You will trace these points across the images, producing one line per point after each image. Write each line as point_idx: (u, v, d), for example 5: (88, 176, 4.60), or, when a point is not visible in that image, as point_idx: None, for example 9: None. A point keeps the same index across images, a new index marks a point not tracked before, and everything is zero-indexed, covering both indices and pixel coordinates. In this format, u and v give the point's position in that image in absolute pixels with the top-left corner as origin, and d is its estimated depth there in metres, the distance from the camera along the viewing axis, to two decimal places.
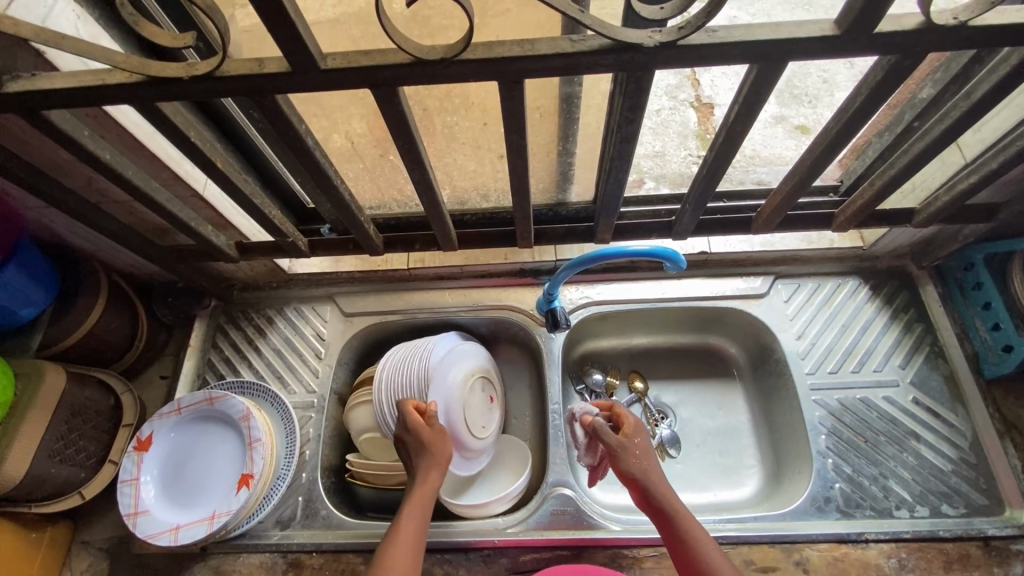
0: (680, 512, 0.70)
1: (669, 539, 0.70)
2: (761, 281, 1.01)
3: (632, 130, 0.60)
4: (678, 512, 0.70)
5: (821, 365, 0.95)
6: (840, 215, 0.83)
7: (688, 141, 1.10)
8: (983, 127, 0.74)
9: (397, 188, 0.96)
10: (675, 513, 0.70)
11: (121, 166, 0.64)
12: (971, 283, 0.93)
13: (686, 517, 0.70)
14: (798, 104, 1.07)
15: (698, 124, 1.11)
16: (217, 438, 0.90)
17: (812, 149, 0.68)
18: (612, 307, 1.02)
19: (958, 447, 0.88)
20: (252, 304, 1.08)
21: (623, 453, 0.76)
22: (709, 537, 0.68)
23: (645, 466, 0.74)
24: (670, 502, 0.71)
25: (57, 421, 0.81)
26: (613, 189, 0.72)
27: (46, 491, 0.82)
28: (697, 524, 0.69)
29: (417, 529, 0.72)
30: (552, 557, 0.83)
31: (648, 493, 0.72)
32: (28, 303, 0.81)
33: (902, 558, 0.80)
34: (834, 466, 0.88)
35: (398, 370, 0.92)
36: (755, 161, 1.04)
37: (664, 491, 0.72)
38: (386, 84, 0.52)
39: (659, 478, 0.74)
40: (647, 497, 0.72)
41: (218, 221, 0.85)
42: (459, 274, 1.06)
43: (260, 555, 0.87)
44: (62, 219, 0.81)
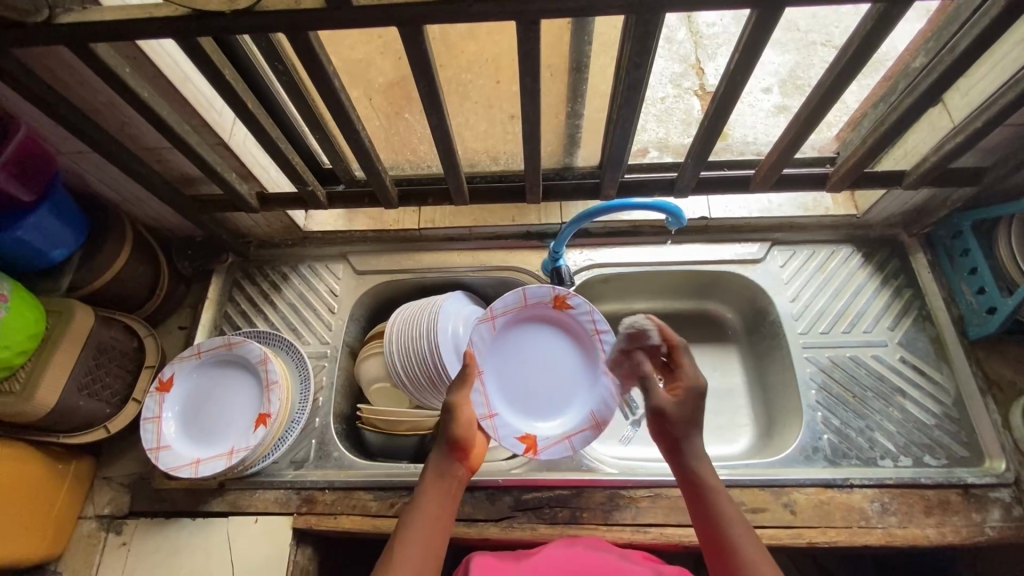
0: (712, 484, 0.69)
1: (699, 514, 0.68)
2: (759, 247, 1.05)
3: (640, 77, 0.64)
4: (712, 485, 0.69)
5: (814, 325, 1.00)
6: (833, 175, 0.89)
7: (691, 128, 1.14)
8: (969, 90, 0.78)
9: (411, 148, 1.01)
10: (710, 488, 0.69)
11: (156, 105, 0.68)
12: (958, 250, 0.96)
13: (716, 496, 0.68)
14: (800, 94, 1.14)
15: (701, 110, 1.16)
16: (213, 409, 0.92)
17: (811, 97, 0.73)
18: (614, 270, 1.06)
19: (941, 402, 0.92)
20: (268, 261, 1.11)
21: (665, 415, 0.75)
22: (739, 516, 0.66)
23: (692, 434, 0.73)
24: (703, 472, 0.70)
25: (84, 356, 0.86)
26: (619, 142, 0.77)
27: (74, 423, 0.86)
28: (727, 500, 0.68)
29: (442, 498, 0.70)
30: (552, 496, 0.87)
31: (685, 460, 0.72)
32: (59, 244, 0.85)
33: (885, 502, 0.85)
34: (822, 419, 0.92)
35: (408, 323, 0.97)
36: (756, 142, 1.08)
37: (698, 462, 0.71)
38: (412, 23, 0.56)
39: (699, 449, 0.73)
40: (682, 463, 0.72)
41: (241, 171, 0.89)
42: (467, 235, 1.09)
43: (276, 491, 0.91)
44: (93, 164, 0.84)
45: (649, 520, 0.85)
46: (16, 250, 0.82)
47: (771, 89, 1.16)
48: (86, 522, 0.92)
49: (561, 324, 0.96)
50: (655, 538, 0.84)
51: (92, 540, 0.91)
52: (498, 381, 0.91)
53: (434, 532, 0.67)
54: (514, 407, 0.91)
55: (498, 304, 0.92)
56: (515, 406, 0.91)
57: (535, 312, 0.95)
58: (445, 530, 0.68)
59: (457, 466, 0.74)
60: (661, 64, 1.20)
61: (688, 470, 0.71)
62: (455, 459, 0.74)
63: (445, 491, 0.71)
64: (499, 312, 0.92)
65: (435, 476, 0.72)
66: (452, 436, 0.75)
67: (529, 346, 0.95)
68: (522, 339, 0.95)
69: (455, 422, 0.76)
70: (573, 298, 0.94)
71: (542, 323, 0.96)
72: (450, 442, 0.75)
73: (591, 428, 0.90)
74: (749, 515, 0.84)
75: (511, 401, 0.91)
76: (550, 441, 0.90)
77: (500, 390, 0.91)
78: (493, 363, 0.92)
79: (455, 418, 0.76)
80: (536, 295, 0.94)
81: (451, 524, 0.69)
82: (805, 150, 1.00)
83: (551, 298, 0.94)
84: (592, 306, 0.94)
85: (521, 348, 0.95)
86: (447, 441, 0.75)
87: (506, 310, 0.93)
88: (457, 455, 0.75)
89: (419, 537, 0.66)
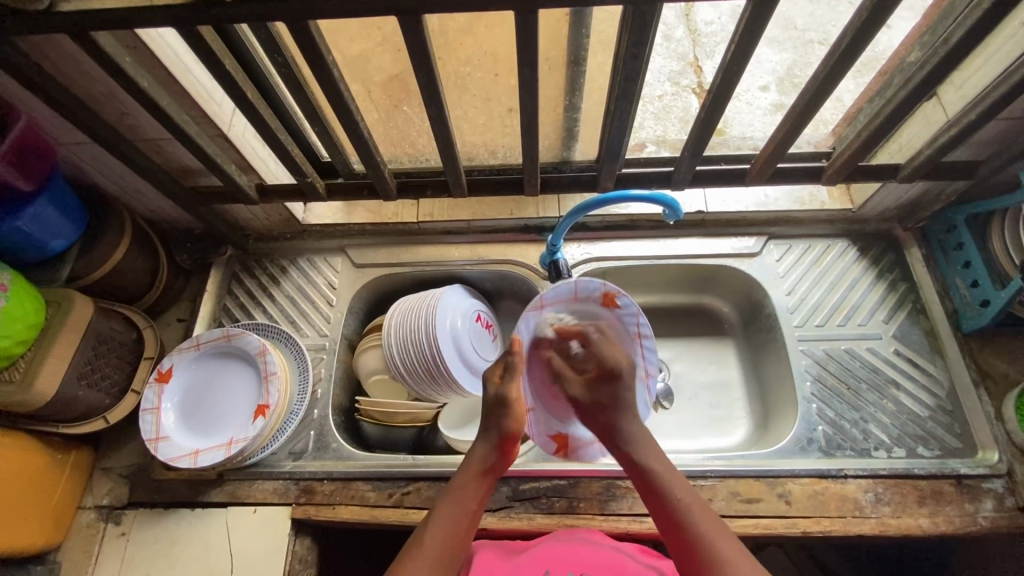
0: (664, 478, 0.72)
1: (651, 500, 0.72)
2: (755, 241, 1.06)
3: (637, 68, 0.66)
4: (658, 473, 0.72)
5: (809, 318, 1.00)
6: (828, 167, 0.89)
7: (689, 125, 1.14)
8: (963, 84, 0.79)
9: (410, 141, 1.01)
10: (658, 475, 0.72)
11: (156, 95, 0.69)
12: (953, 244, 0.97)
13: (665, 480, 0.71)
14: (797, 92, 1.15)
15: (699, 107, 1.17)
16: (232, 398, 0.93)
17: (807, 89, 0.75)
18: (612, 264, 1.07)
19: (935, 394, 0.93)
20: (266, 254, 1.12)
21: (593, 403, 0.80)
22: (690, 495, 0.70)
23: (624, 417, 0.77)
24: (645, 458, 0.74)
25: (84, 346, 0.86)
26: (617, 134, 0.78)
27: (73, 413, 0.87)
28: (675, 481, 0.72)
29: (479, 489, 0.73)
30: (550, 486, 0.88)
31: (626, 447, 0.75)
32: (58, 236, 0.85)
33: (879, 492, 0.86)
34: (817, 410, 0.93)
35: (406, 315, 0.97)
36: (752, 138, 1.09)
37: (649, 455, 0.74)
38: (411, 12, 0.57)
39: (635, 429, 0.77)
40: (624, 450, 0.76)
41: (241, 163, 0.90)
42: (466, 229, 1.10)
43: (274, 482, 0.92)
44: (93, 156, 0.85)
45: (646, 509, 0.86)
46: (16, 241, 0.82)
47: (768, 87, 1.16)
48: (85, 512, 0.93)
49: (606, 324, 0.85)
50: (651, 527, 0.85)
51: (91, 530, 0.91)
52: (536, 379, 0.84)
53: (465, 523, 0.71)
54: (551, 405, 0.86)
55: (548, 292, 0.80)
56: (553, 404, 0.86)
57: (581, 307, 0.84)
58: (474, 519, 0.72)
59: (502, 460, 0.75)
60: (659, 62, 1.21)
61: (634, 460, 0.74)
62: (501, 453, 0.75)
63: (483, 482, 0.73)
64: (549, 303, 0.81)
65: (478, 466, 0.74)
66: (504, 432, 0.74)
67: (570, 341, 0.85)
68: (563, 332, 0.86)
69: (509, 419, 0.75)
70: (623, 298, 0.82)
71: (589, 318, 0.84)
72: (502, 438, 0.75)
73: None
74: (745, 505, 0.85)
75: (548, 399, 0.86)
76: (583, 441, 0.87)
77: (537, 388, 0.85)
78: (529, 358, 0.84)
79: (509, 414, 0.75)
80: (588, 290, 0.82)
81: (481, 513, 0.73)
82: (802, 145, 1.01)
83: (602, 294, 0.82)
84: (641, 310, 0.83)
85: (561, 341, 0.85)
86: (498, 436, 0.75)
87: (556, 301, 0.82)
88: (505, 450, 0.75)
89: (450, 523, 0.70)
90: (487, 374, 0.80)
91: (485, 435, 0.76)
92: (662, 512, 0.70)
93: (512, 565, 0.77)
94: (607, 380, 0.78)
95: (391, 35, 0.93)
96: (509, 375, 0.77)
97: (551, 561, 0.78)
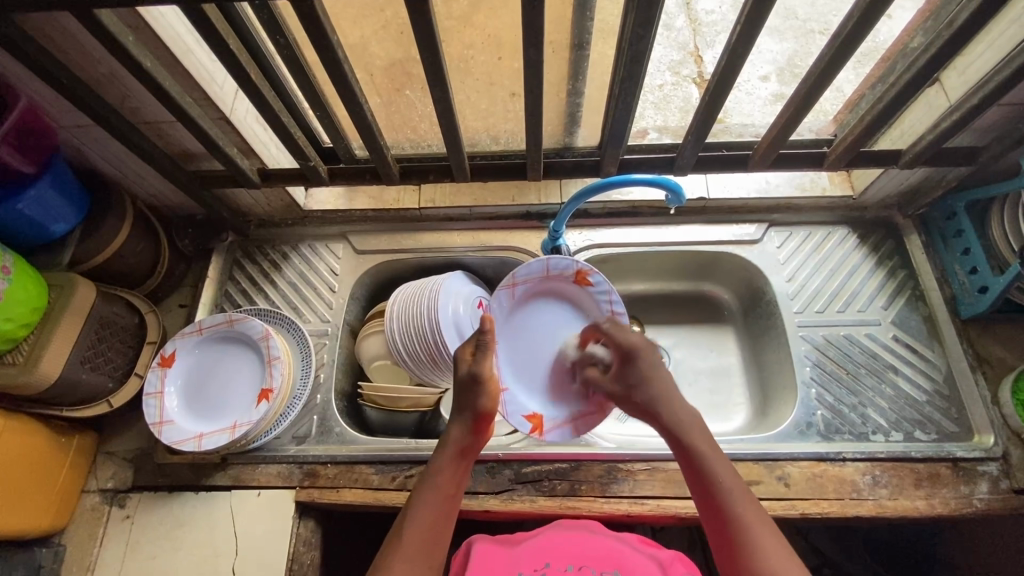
0: (704, 450, 0.67)
1: (695, 481, 0.67)
2: (756, 228, 1.06)
3: (643, 49, 0.66)
4: (705, 451, 0.67)
5: (809, 305, 1.01)
6: (830, 152, 0.90)
7: (688, 115, 1.15)
8: (965, 69, 0.80)
9: (411, 125, 1.01)
10: (697, 449, 0.68)
11: (159, 76, 0.69)
12: (953, 231, 0.98)
13: (710, 461, 0.66)
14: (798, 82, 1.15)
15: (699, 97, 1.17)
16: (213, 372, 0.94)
17: (810, 75, 0.75)
18: (613, 251, 1.07)
19: (933, 379, 0.94)
20: (268, 240, 1.11)
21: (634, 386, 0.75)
22: (732, 474, 0.66)
23: (653, 393, 0.73)
24: (692, 434, 0.69)
25: (86, 330, 0.86)
26: (621, 117, 0.78)
27: (77, 396, 0.87)
28: (721, 461, 0.67)
29: (456, 476, 0.70)
30: (552, 470, 0.89)
31: (669, 423, 0.70)
32: (59, 219, 0.85)
33: (876, 475, 0.87)
34: (817, 395, 0.94)
35: (408, 301, 0.97)
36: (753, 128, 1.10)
37: (680, 420, 0.70)
38: None
39: (678, 405, 0.71)
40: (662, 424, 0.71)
41: (243, 147, 0.89)
42: (468, 215, 1.10)
43: (278, 465, 0.92)
44: (94, 139, 0.85)
45: (646, 492, 0.87)
46: (18, 224, 0.82)
47: (768, 77, 1.16)
48: (89, 496, 0.93)
49: (577, 301, 0.94)
50: (651, 510, 0.86)
51: (96, 513, 0.92)
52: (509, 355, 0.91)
53: (443, 511, 0.68)
54: (527, 386, 0.91)
55: (520, 269, 0.90)
56: (531, 384, 0.91)
57: (555, 283, 0.94)
58: (453, 506, 0.69)
59: (477, 439, 0.73)
60: (659, 51, 1.21)
61: (676, 433, 0.70)
62: (476, 434, 0.73)
63: (459, 469, 0.71)
64: (520, 280, 0.91)
65: (453, 451, 0.71)
66: (478, 410, 0.72)
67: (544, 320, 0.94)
68: (541, 308, 0.94)
69: (484, 396, 0.73)
70: (595, 275, 0.92)
71: (558, 295, 0.94)
72: (476, 415, 0.73)
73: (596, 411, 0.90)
74: (744, 488, 0.86)
75: (523, 378, 0.91)
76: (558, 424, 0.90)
77: (511, 366, 0.91)
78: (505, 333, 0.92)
79: (484, 391, 0.73)
80: (560, 267, 0.92)
81: (461, 498, 0.70)
82: (804, 132, 1.01)
83: (575, 273, 0.92)
84: (611, 287, 0.92)
85: (535, 321, 0.93)
86: (471, 414, 0.72)
87: (528, 278, 0.92)
88: (479, 429, 0.73)
89: (428, 514, 0.67)
90: (458, 351, 0.77)
91: (460, 418, 0.73)
92: (701, 491, 0.66)
93: (511, 554, 0.81)
94: (627, 363, 0.76)
95: (394, 17, 0.90)
96: (481, 354, 0.75)
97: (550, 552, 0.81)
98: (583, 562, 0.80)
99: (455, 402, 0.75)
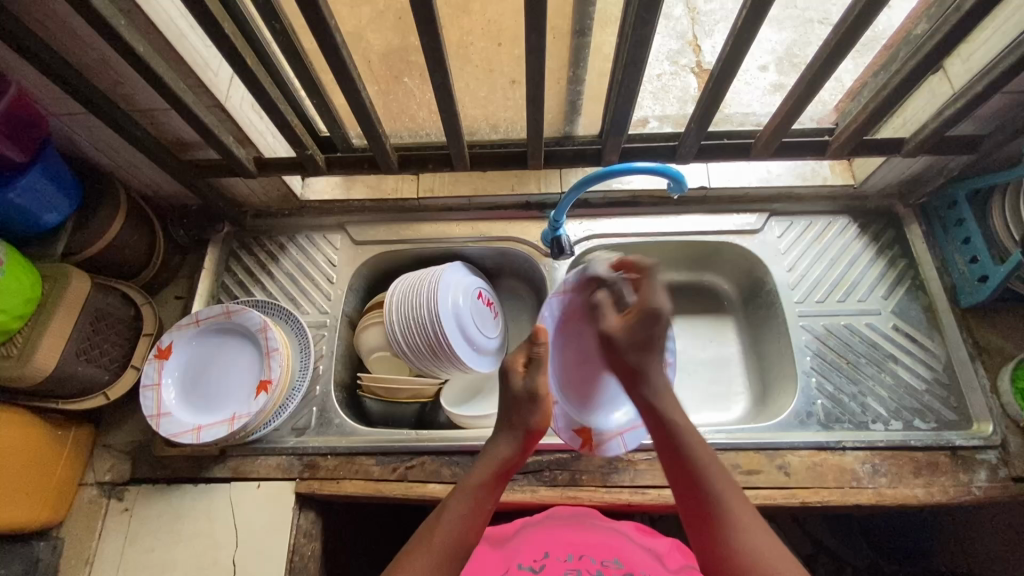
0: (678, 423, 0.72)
1: (666, 451, 0.71)
2: (756, 218, 1.06)
3: (646, 34, 0.65)
4: (678, 423, 0.72)
5: (810, 295, 1.01)
6: (833, 141, 0.89)
7: (688, 104, 1.14)
8: (970, 56, 0.79)
9: (409, 114, 1.00)
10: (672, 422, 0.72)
11: (152, 61, 0.68)
12: (953, 220, 0.98)
13: (682, 432, 0.71)
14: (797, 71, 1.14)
15: (698, 88, 1.16)
16: (236, 379, 0.92)
17: (813, 64, 0.75)
18: (613, 241, 1.06)
19: (932, 368, 0.94)
20: (264, 230, 1.10)
21: (643, 350, 0.74)
22: (699, 438, 0.71)
23: (649, 364, 0.74)
24: (668, 406, 0.73)
25: (82, 321, 0.85)
26: (623, 105, 0.77)
27: (73, 388, 0.86)
28: (691, 431, 0.71)
29: (490, 493, 0.71)
30: (553, 460, 0.89)
31: (649, 394, 0.74)
32: (52, 209, 0.84)
33: (876, 464, 0.88)
34: (817, 384, 0.94)
35: (407, 292, 0.96)
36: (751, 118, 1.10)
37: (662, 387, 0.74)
38: None
39: (659, 381, 0.75)
40: (646, 395, 0.74)
41: (239, 136, 0.88)
42: (467, 205, 1.09)
43: (278, 457, 0.92)
44: (86, 128, 0.83)
45: (647, 481, 0.87)
46: (9, 214, 0.80)
47: (768, 67, 1.15)
48: (87, 489, 0.93)
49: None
50: (652, 499, 0.86)
51: (93, 506, 0.92)
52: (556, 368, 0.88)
53: (478, 520, 0.70)
54: (573, 395, 0.88)
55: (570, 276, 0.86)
56: (576, 394, 0.88)
57: None
58: (486, 518, 0.71)
59: (520, 457, 0.75)
60: (658, 41, 1.19)
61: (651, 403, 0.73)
62: (522, 452, 0.74)
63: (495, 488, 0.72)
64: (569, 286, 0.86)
65: (499, 465, 0.73)
66: (529, 428, 0.74)
67: None
68: None
69: (538, 413, 0.75)
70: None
71: None
72: (526, 433, 0.75)
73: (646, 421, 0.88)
74: (744, 477, 0.87)
75: (570, 388, 0.87)
76: (606, 434, 0.87)
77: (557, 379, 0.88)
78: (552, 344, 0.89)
79: (538, 409, 0.75)
80: None
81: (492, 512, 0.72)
82: (806, 121, 1.01)
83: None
84: None
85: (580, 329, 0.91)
86: (522, 431, 0.75)
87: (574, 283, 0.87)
88: (526, 447, 0.75)
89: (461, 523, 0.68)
90: (509, 361, 0.78)
91: (509, 435, 0.75)
92: (675, 460, 0.70)
93: (508, 551, 0.85)
94: (648, 321, 0.73)
95: None
96: (536, 367, 0.77)
97: (547, 542, 0.84)
98: (582, 551, 0.83)
99: (504, 416, 0.76)
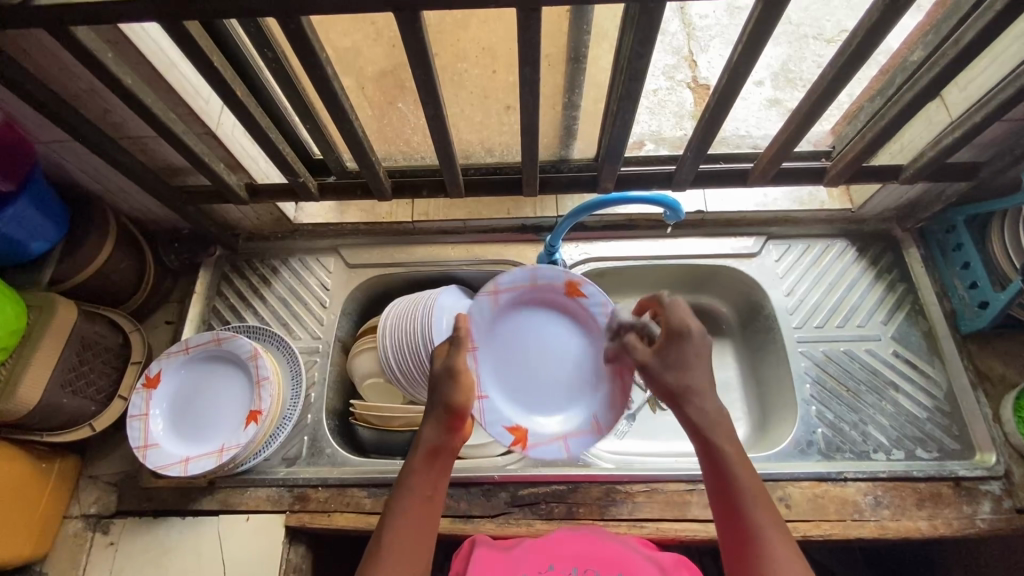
0: (727, 449, 0.64)
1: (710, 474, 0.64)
2: (754, 241, 1.05)
3: (642, 66, 0.64)
4: (727, 450, 0.63)
5: (808, 320, 1.00)
6: (830, 167, 0.88)
7: (684, 120, 1.14)
8: (967, 85, 0.79)
9: (404, 139, 1.00)
10: (721, 449, 0.64)
11: (142, 93, 0.67)
12: (952, 245, 0.97)
13: (730, 461, 0.63)
14: (792, 88, 1.14)
15: (694, 104, 1.15)
16: (223, 407, 0.90)
17: (813, 91, 0.73)
18: (608, 264, 1.06)
19: (933, 397, 0.93)
20: (256, 254, 1.09)
21: (680, 369, 0.68)
22: (750, 470, 0.63)
23: (691, 381, 0.67)
24: (717, 431, 0.65)
25: (68, 352, 0.83)
26: (619, 135, 0.76)
27: (58, 421, 0.84)
28: (744, 462, 0.63)
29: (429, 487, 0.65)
30: (549, 492, 0.87)
31: (693, 414, 0.66)
32: (38, 237, 0.82)
33: (878, 495, 0.86)
34: (817, 413, 0.93)
35: (400, 318, 0.94)
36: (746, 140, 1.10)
37: (711, 413, 0.66)
38: (410, 8, 0.57)
39: (705, 401, 0.66)
40: (688, 415, 0.66)
41: (230, 161, 0.87)
42: (462, 229, 1.08)
43: (267, 489, 0.90)
44: (74, 155, 0.82)
45: (644, 514, 0.85)
46: None
47: (763, 82, 1.15)
48: (72, 522, 0.90)
49: (571, 313, 0.92)
50: (651, 532, 0.84)
51: (78, 540, 0.89)
52: (493, 365, 0.89)
53: (423, 516, 0.63)
54: (508, 396, 0.88)
55: (505, 277, 0.88)
56: (512, 396, 0.88)
57: (545, 292, 0.91)
58: (434, 510, 0.64)
59: (452, 439, 0.68)
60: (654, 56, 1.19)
61: (698, 424, 0.65)
62: (450, 434, 0.68)
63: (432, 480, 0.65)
64: (504, 288, 0.88)
65: (426, 454, 0.66)
66: (449, 405, 0.68)
67: (534, 330, 0.92)
68: (528, 318, 0.92)
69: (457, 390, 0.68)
70: (587, 286, 0.90)
71: (552, 304, 0.92)
72: (446, 412, 0.68)
73: (589, 430, 0.87)
74: None
75: (510, 390, 0.89)
76: (542, 438, 0.87)
77: (495, 378, 0.88)
78: (493, 341, 0.89)
79: (457, 384, 0.69)
80: (548, 277, 0.90)
81: (440, 502, 0.66)
82: (802, 143, 1.00)
83: (564, 283, 0.90)
84: (606, 298, 0.89)
85: (528, 329, 0.91)
86: (443, 412, 0.68)
87: (513, 286, 0.89)
88: (454, 427, 0.68)
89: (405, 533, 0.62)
90: (434, 351, 0.74)
91: (433, 421, 0.68)
92: (719, 490, 0.63)
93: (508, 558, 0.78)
94: (674, 343, 0.69)
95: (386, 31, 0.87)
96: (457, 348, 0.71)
97: (552, 555, 0.79)
98: (588, 565, 0.78)
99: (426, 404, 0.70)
